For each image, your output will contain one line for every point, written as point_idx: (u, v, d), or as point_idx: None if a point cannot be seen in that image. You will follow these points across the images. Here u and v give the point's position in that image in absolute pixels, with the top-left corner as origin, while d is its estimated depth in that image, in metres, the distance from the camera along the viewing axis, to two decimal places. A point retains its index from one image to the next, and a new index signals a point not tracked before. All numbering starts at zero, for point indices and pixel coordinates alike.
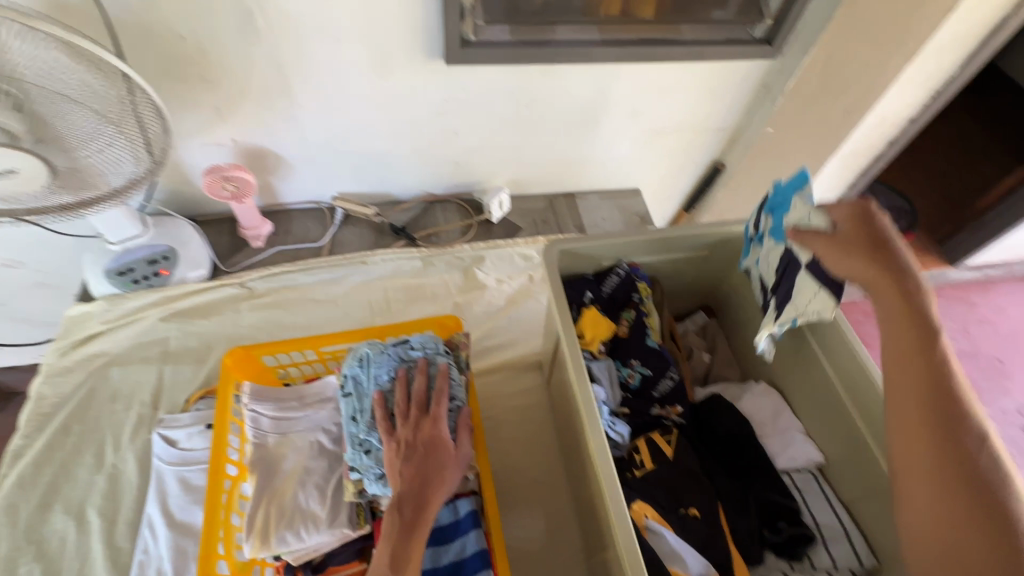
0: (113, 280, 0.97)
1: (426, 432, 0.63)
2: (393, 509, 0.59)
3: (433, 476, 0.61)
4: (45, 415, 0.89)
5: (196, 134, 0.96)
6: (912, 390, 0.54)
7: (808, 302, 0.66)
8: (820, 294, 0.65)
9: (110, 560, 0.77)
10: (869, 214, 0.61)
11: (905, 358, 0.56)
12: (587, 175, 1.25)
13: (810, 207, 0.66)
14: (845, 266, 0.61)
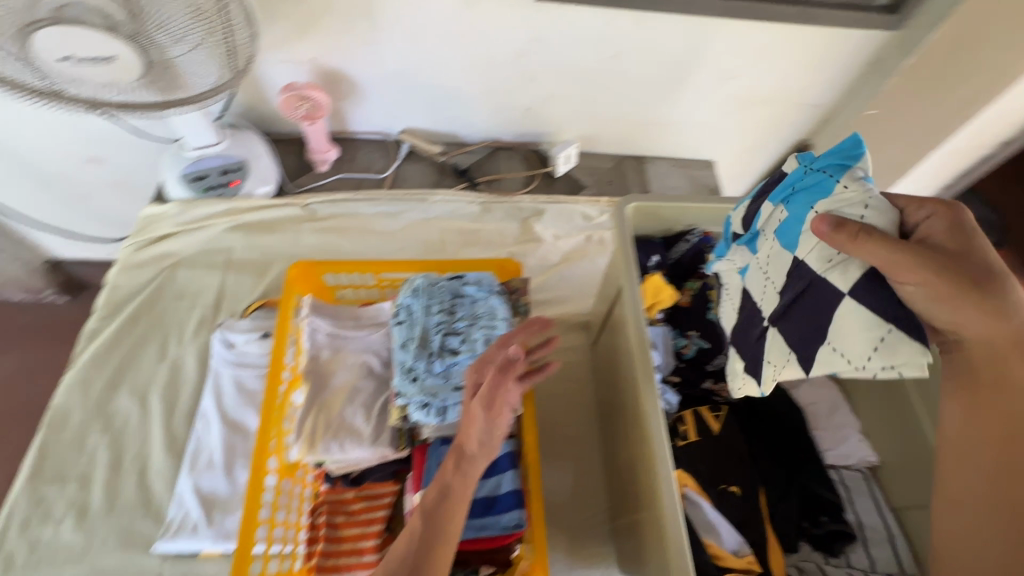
0: (189, 185, 0.99)
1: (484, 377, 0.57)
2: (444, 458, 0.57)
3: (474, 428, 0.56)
4: (119, 302, 0.94)
5: (278, 49, 0.96)
6: (997, 408, 0.51)
7: (869, 351, 0.49)
8: (887, 339, 0.49)
9: (168, 443, 0.82)
10: (964, 226, 0.50)
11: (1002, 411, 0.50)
12: (661, 140, 1.19)
13: (868, 195, 0.52)
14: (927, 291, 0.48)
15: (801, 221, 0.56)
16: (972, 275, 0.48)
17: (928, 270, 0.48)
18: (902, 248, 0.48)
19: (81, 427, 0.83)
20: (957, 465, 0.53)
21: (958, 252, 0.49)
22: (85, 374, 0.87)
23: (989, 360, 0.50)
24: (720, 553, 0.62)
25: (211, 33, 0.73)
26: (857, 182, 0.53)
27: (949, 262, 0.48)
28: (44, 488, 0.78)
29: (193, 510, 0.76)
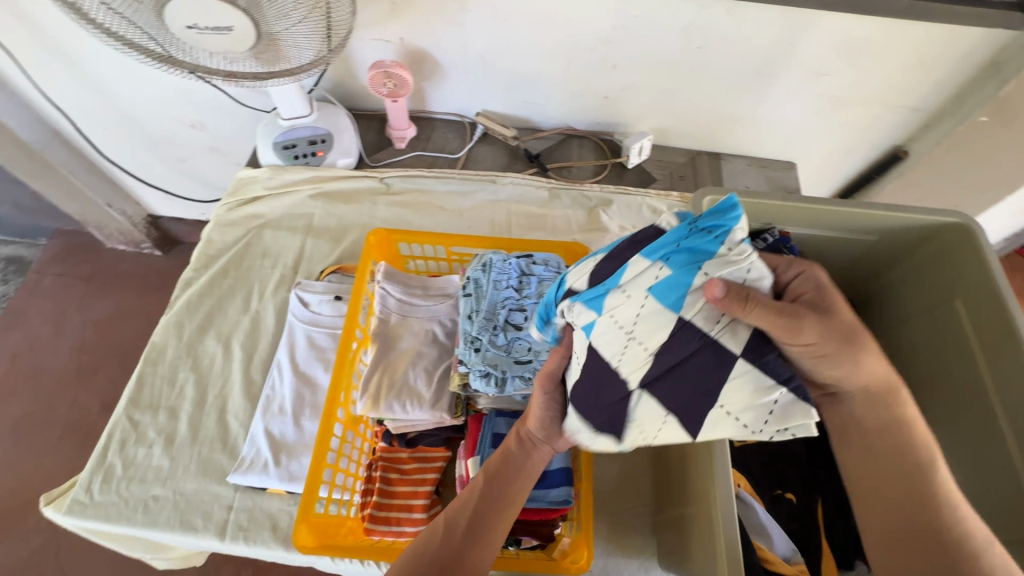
0: (279, 153, 1.07)
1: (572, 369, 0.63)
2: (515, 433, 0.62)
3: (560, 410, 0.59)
4: (211, 256, 1.03)
5: (370, 27, 1.01)
6: (875, 449, 0.54)
7: (763, 417, 0.46)
8: (781, 404, 0.46)
9: (246, 387, 0.90)
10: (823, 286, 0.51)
11: (884, 451, 0.53)
12: (740, 137, 1.15)
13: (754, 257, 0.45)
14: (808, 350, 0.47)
15: (686, 283, 0.46)
16: (849, 335, 0.48)
17: (812, 333, 0.47)
18: (783, 314, 0.45)
19: (173, 365, 0.92)
20: (873, 516, 0.54)
21: (834, 314, 0.49)
22: (179, 317, 0.95)
23: (862, 411, 0.53)
24: (769, 557, 0.58)
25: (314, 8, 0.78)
26: (738, 245, 0.45)
27: (830, 322, 0.48)
28: (139, 414, 0.87)
29: (263, 450, 0.82)
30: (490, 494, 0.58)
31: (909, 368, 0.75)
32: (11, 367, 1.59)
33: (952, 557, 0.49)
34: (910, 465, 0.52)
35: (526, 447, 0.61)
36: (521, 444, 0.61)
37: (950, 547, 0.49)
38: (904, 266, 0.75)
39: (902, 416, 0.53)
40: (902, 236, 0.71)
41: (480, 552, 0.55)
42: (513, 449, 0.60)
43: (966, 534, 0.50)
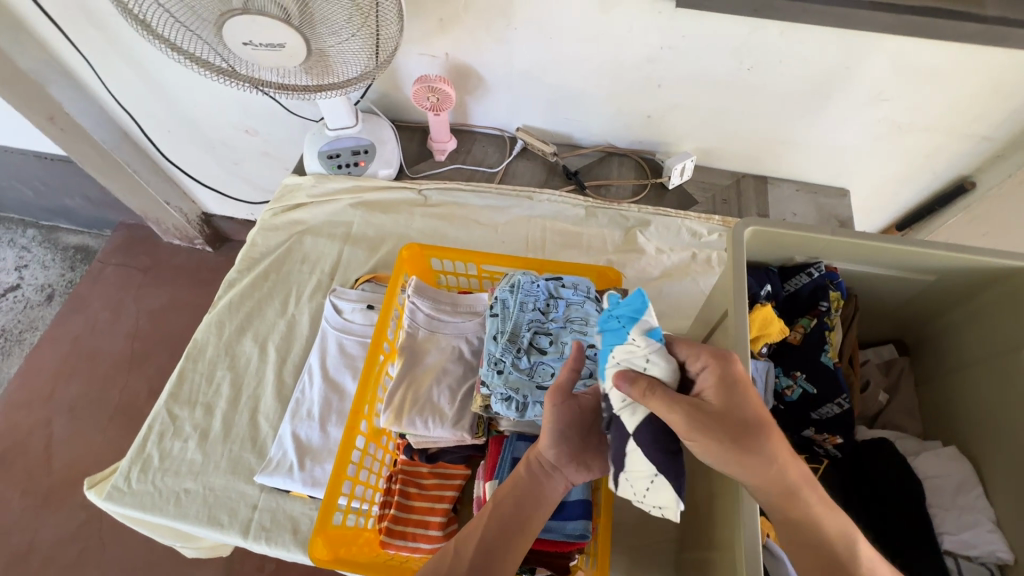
0: (323, 161, 1.10)
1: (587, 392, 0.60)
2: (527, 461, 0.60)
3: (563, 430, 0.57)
4: (254, 259, 1.06)
5: (417, 42, 1.03)
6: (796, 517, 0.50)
7: (642, 489, 0.50)
8: (656, 482, 0.49)
9: (278, 389, 0.92)
10: (736, 383, 0.51)
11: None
12: (790, 161, 1.10)
13: (651, 345, 0.51)
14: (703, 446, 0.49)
15: (606, 361, 0.54)
16: (735, 438, 0.48)
17: (705, 436, 0.48)
18: (680, 411, 0.48)
19: (212, 362, 0.95)
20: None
21: (723, 413, 0.49)
22: (220, 317, 0.99)
23: (807, 537, 0.50)
24: None
25: (365, 27, 0.80)
26: (636, 336, 0.52)
27: (716, 422, 0.49)
28: (178, 408, 0.91)
29: (290, 453, 0.84)
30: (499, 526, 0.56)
31: (971, 421, 0.68)
32: (72, 349, 1.70)
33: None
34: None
35: (537, 476, 0.58)
36: (533, 475, 0.58)
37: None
38: (971, 305, 0.68)
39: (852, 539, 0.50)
40: (965, 275, 0.65)
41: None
42: (525, 479, 0.58)
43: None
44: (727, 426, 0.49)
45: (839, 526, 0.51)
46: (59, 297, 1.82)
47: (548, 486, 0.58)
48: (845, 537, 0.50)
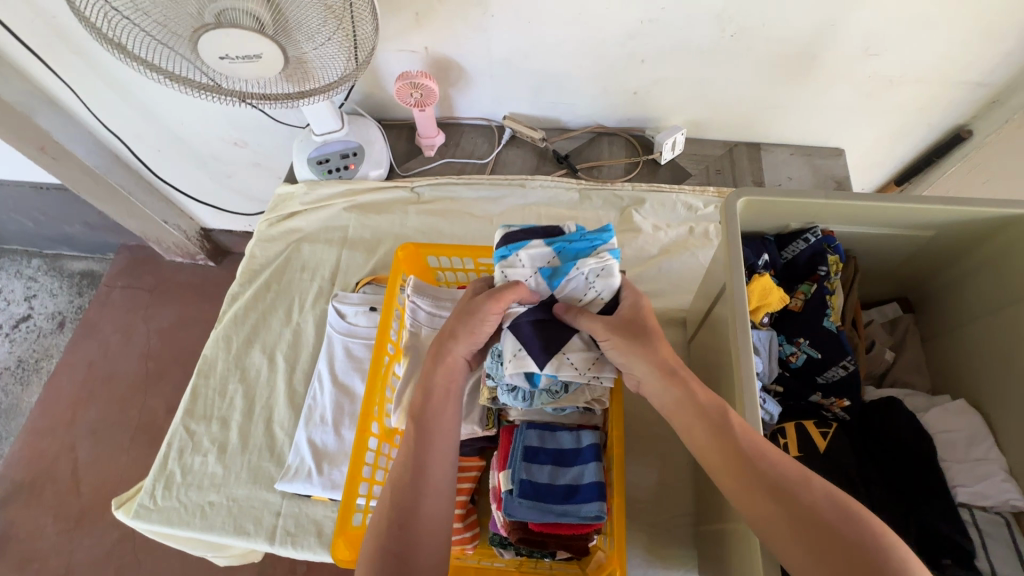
0: (313, 168, 1.10)
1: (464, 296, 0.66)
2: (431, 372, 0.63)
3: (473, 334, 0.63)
4: (255, 270, 1.07)
5: (395, 38, 1.02)
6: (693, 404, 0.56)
7: (588, 365, 0.62)
8: (599, 359, 0.62)
9: (289, 398, 0.93)
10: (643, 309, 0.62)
11: (740, 455, 0.51)
12: (780, 125, 1.09)
13: (608, 263, 0.62)
14: (622, 353, 0.59)
15: (566, 272, 0.62)
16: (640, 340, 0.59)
17: (621, 340, 0.59)
18: (602, 321, 0.60)
19: (224, 376, 0.97)
20: (779, 535, 0.47)
21: (633, 324, 0.60)
22: (227, 331, 1.00)
23: (693, 425, 0.55)
24: None
25: (339, 30, 0.80)
26: (604, 253, 0.62)
27: (622, 325, 0.60)
28: (195, 424, 0.93)
29: (307, 459, 0.86)
30: (425, 436, 0.59)
31: (981, 373, 0.68)
32: (89, 374, 1.73)
33: (870, 554, 0.44)
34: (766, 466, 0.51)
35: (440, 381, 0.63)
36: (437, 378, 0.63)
37: (862, 542, 0.45)
38: (974, 258, 0.68)
39: (728, 412, 0.55)
40: (965, 228, 0.65)
41: (427, 491, 0.56)
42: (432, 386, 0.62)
43: (854, 516, 0.46)
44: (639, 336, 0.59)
45: (714, 403, 0.55)
46: (70, 323, 1.85)
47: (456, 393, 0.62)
48: (721, 417, 0.54)
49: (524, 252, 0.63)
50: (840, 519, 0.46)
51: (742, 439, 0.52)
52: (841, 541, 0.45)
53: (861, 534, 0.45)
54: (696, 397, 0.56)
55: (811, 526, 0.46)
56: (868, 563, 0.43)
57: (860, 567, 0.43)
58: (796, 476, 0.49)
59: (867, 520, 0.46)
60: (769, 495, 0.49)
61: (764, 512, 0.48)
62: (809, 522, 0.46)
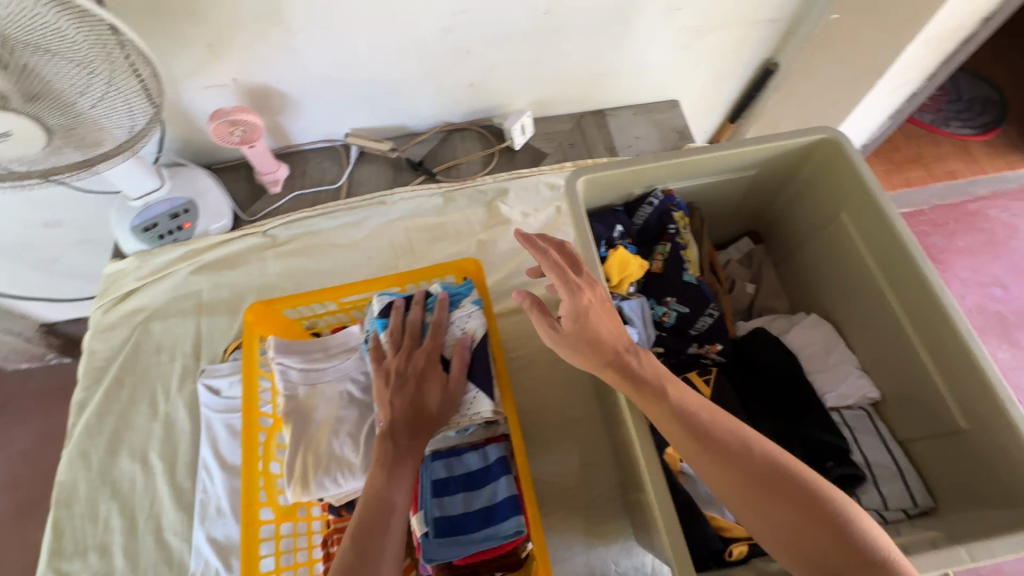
0: (140, 237, 0.97)
1: (421, 363, 0.62)
2: (384, 438, 0.58)
3: (431, 408, 0.61)
4: (99, 368, 0.92)
5: (196, 75, 0.91)
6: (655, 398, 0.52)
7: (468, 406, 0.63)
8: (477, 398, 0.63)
9: (176, 498, 0.83)
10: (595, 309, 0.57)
11: (682, 426, 0.50)
12: (617, 89, 1.12)
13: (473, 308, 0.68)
14: (575, 357, 0.57)
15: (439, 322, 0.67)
16: (588, 349, 0.56)
17: (572, 349, 0.57)
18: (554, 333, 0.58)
19: (91, 499, 0.83)
20: (731, 497, 0.48)
21: (578, 332, 0.56)
22: (82, 446, 0.86)
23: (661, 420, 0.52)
24: (724, 525, 0.57)
25: (117, 77, 0.70)
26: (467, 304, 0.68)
27: (574, 334, 0.56)
28: (67, 563, 0.79)
29: (212, 560, 0.77)
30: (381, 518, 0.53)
31: (823, 286, 0.75)
32: None
33: (809, 499, 0.45)
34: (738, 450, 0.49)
35: (395, 447, 0.58)
36: (390, 448, 0.57)
37: (800, 488, 0.46)
38: (795, 186, 0.75)
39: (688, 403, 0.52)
40: (779, 161, 0.71)
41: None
42: (385, 454, 0.57)
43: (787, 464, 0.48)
44: (588, 344, 0.56)
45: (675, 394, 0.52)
46: None
47: (413, 462, 0.58)
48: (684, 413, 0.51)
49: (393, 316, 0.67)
50: (778, 469, 0.47)
51: (680, 410, 0.51)
52: (783, 491, 0.46)
53: (797, 480, 0.46)
54: (638, 373, 0.54)
55: (767, 485, 0.47)
56: (807, 507, 0.45)
57: (809, 517, 0.45)
58: (735, 436, 0.49)
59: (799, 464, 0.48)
60: (715, 460, 0.49)
61: (717, 481, 0.48)
62: (754, 481, 0.47)
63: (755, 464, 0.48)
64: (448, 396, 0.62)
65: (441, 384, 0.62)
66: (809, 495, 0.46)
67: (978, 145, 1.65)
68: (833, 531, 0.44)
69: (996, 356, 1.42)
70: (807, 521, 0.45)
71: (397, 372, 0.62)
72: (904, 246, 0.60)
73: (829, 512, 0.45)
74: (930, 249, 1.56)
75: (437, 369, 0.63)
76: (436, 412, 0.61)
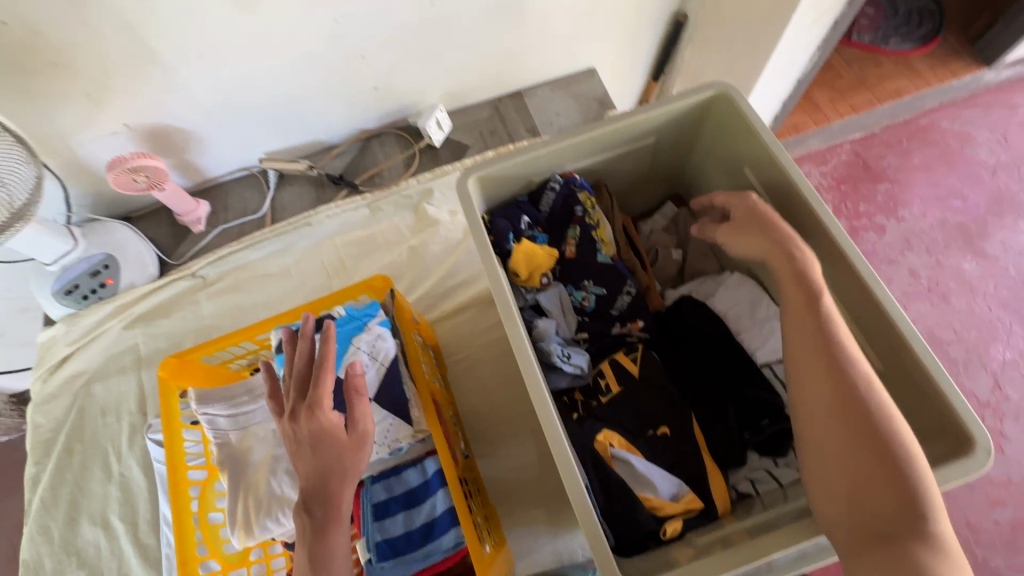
0: (64, 301, 0.95)
1: (308, 423, 0.56)
2: (300, 510, 0.55)
3: (338, 465, 0.55)
4: (46, 440, 0.91)
5: (84, 128, 0.88)
6: (798, 314, 0.53)
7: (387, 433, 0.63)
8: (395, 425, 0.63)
9: (142, 556, 0.83)
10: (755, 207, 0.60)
11: (819, 336, 0.51)
12: (529, 67, 1.09)
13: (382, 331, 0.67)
14: (743, 243, 0.60)
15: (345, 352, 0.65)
16: (763, 231, 0.58)
17: (745, 230, 0.60)
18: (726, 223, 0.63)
19: (58, 571, 0.83)
20: (814, 412, 0.50)
21: (746, 221, 0.60)
22: (41, 521, 0.86)
23: (796, 336, 0.53)
24: (657, 504, 0.57)
25: None
26: (374, 327, 0.66)
27: (744, 221, 0.61)
28: None
29: None
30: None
31: None
32: None
33: (894, 453, 0.45)
34: (860, 398, 0.48)
35: (314, 515, 0.55)
36: (307, 519, 0.55)
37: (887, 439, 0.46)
38: (701, 145, 0.73)
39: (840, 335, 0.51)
40: (678, 123, 0.69)
41: None
42: (307, 524, 0.55)
43: (894, 417, 0.47)
44: (758, 226, 0.59)
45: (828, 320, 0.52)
46: None
47: (337, 526, 0.55)
48: (825, 343, 0.51)
49: None
50: (880, 415, 0.47)
51: (822, 335, 0.51)
52: (872, 434, 0.46)
53: (898, 437, 0.46)
54: (803, 267, 0.54)
55: (865, 435, 0.46)
56: (889, 469, 0.45)
57: (884, 480, 0.45)
58: (862, 369, 0.49)
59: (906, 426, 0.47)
60: (824, 375, 0.50)
61: (818, 408, 0.50)
62: (848, 408, 0.48)
63: (862, 399, 0.48)
64: (352, 444, 0.56)
65: (333, 438, 0.55)
66: (894, 450, 0.45)
67: (919, 59, 1.59)
68: (896, 484, 0.44)
69: (962, 268, 1.39)
70: (881, 483, 0.45)
71: (291, 437, 0.57)
72: (803, 196, 0.59)
73: (902, 469, 0.45)
74: (885, 170, 1.52)
75: (330, 419, 0.56)
76: (346, 467, 0.55)
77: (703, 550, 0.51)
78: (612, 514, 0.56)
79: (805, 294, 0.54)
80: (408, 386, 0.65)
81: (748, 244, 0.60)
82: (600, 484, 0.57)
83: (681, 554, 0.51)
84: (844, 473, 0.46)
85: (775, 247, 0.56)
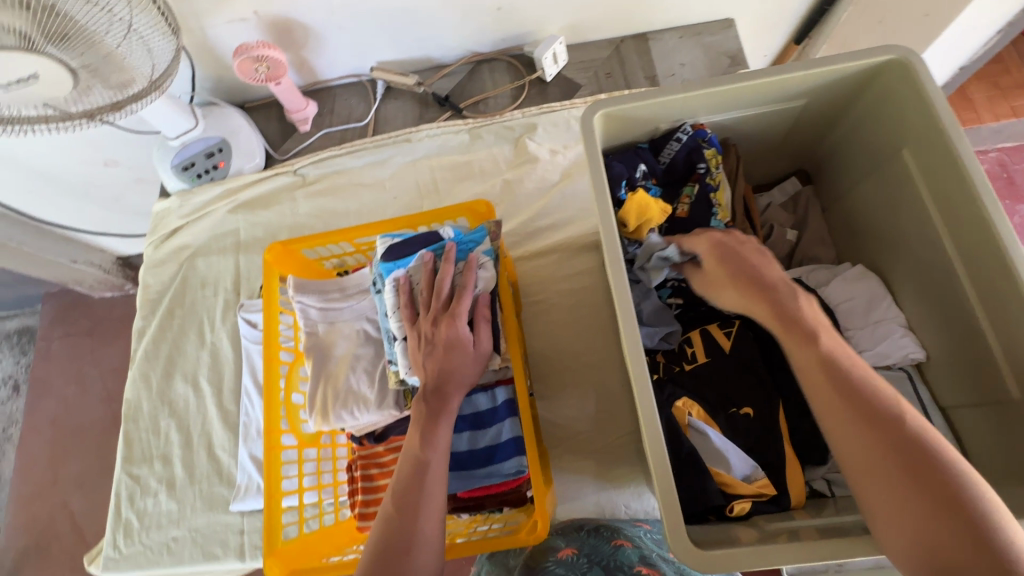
0: (181, 177, 1.01)
1: (447, 329, 0.62)
2: (419, 399, 0.61)
3: (462, 370, 0.61)
4: (153, 300, 1.00)
5: (216, 11, 0.89)
6: (812, 368, 0.49)
7: None
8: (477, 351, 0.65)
9: (223, 419, 0.91)
10: (728, 249, 0.57)
11: (840, 383, 0.47)
12: (659, 9, 1.00)
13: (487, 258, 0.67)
14: (727, 302, 0.57)
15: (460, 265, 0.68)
16: (739, 282, 0.55)
17: (728, 287, 0.56)
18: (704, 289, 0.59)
19: (153, 415, 0.94)
20: (864, 465, 0.44)
21: (717, 273, 0.57)
22: (142, 369, 0.96)
23: (819, 390, 0.48)
24: (727, 481, 0.55)
25: (136, 9, 0.71)
26: (480, 254, 0.67)
27: (717, 270, 0.57)
28: (137, 468, 0.92)
29: (254, 475, 0.87)
30: (414, 482, 0.58)
31: (873, 234, 0.68)
32: None
33: (966, 504, 0.40)
34: (913, 447, 0.43)
35: (433, 407, 0.61)
36: (425, 406, 0.61)
37: (955, 483, 0.41)
38: (853, 115, 0.65)
39: (866, 382, 0.47)
40: (838, 86, 0.61)
41: (410, 531, 0.55)
42: (421, 411, 0.61)
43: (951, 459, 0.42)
44: (727, 287, 0.56)
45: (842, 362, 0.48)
46: None
47: (445, 423, 0.60)
48: (851, 390, 0.47)
49: (409, 268, 0.67)
50: (936, 459, 0.42)
51: (842, 383, 0.47)
52: (936, 486, 0.41)
53: (964, 484, 0.41)
54: (793, 312, 0.51)
55: (926, 489, 0.41)
56: (965, 526, 0.40)
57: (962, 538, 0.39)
58: (899, 409, 0.45)
59: (964, 462, 0.43)
60: (864, 427, 0.45)
61: (871, 467, 0.44)
62: (901, 460, 0.43)
63: (912, 446, 0.43)
64: (478, 354, 0.62)
65: (468, 349, 0.62)
66: (964, 494, 0.41)
67: None
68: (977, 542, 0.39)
69: None
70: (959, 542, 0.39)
71: (426, 336, 0.63)
72: (975, 190, 0.51)
73: (976, 517, 0.40)
74: None
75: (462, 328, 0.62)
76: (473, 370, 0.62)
77: (769, 536, 0.49)
78: (683, 482, 0.55)
79: (806, 342, 0.50)
80: (491, 316, 0.65)
81: (731, 302, 0.56)
82: (675, 449, 0.56)
83: (744, 534, 0.50)
84: (917, 534, 0.41)
85: (755, 293, 0.54)
